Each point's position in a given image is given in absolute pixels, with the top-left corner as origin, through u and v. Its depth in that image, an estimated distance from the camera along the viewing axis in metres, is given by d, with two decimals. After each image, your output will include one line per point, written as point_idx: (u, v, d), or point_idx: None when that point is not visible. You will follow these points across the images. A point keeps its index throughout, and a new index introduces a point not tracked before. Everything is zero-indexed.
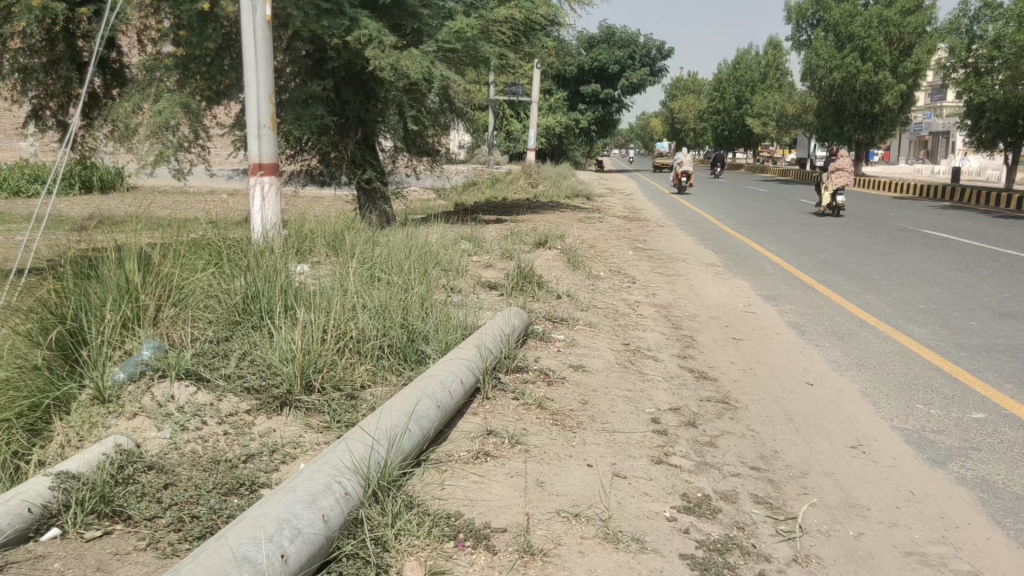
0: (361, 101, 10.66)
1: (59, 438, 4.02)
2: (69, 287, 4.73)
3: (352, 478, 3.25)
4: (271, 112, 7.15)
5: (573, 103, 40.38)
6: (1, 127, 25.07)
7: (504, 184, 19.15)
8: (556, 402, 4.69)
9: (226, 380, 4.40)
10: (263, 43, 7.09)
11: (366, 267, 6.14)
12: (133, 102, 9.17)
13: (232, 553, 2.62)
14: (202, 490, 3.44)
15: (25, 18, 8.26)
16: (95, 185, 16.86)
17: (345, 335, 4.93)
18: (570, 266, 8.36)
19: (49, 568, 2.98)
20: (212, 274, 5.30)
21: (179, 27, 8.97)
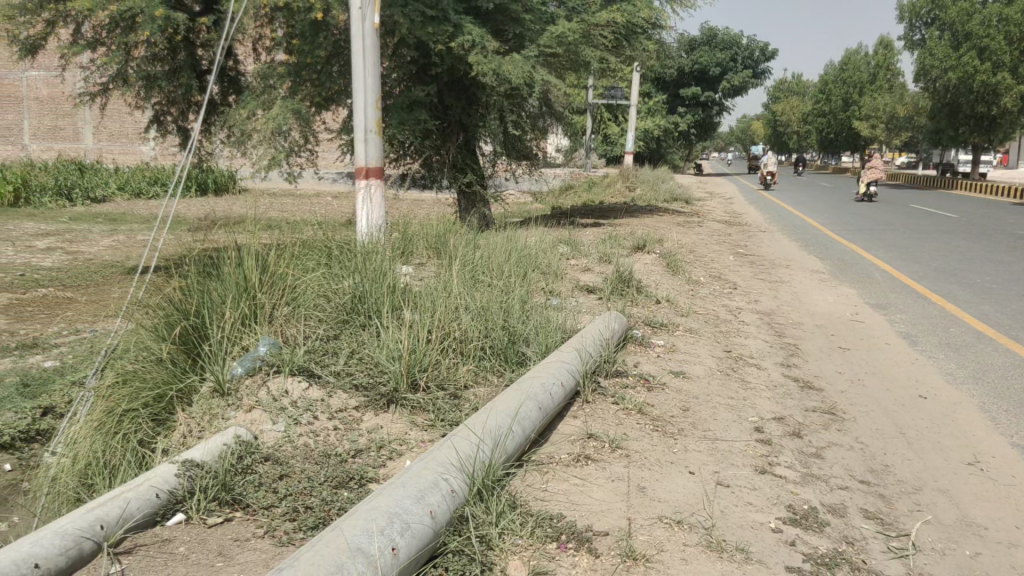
0: (463, 106, 10.86)
1: (182, 429, 4.27)
2: (192, 285, 4.98)
3: (458, 476, 3.32)
4: (377, 117, 7.34)
5: (672, 106, 39.96)
6: (126, 132, 26.52)
7: (601, 187, 19.10)
8: (657, 407, 4.67)
9: (335, 377, 4.56)
10: (371, 50, 7.30)
11: (467, 269, 6.26)
12: (249, 109, 9.50)
13: (347, 545, 2.72)
14: (315, 483, 3.59)
15: (149, 28, 8.71)
16: (209, 187, 17.64)
17: (449, 336, 5.03)
18: (670, 270, 8.30)
19: (175, 551, 3.16)
20: (323, 273, 5.50)
21: (292, 36, 9.45)
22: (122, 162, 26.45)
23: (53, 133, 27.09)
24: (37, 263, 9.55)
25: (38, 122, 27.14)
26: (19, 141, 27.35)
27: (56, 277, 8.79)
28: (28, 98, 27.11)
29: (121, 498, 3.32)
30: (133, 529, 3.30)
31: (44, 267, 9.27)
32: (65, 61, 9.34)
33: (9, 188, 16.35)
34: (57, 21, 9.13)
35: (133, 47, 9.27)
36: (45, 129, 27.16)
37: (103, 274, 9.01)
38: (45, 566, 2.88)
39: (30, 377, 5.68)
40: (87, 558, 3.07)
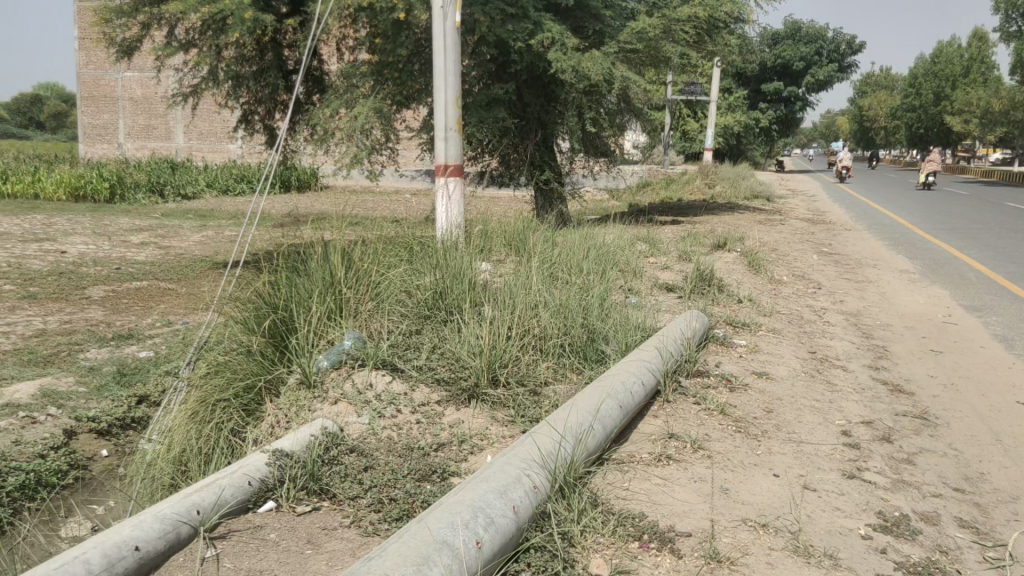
0: (541, 103, 10.88)
1: (271, 419, 4.40)
2: (281, 279, 5.12)
3: (540, 472, 3.33)
4: (458, 116, 7.37)
5: (753, 101, 39.22)
6: (215, 131, 27.35)
7: (680, 184, 18.83)
8: (739, 408, 4.59)
9: (418, 371, 4.66)
10: (452, 49, 7.36)
11: (547, 267, 6.26)
12: (332, 108, 9.72)
13: (433, 536, 2.77)
14: (398, 475, 3.65)
15: (239, 30, 8.96)
16: (292, 184, 18.05)
17: (528, 333, 5.06)
18: (752, 269, 8.15)
19: (267, 538, 3.25)
20: (405, 269, 5.57)
21: (375, 37, 9.63)
22: (211, 159, 27.35)
23: (148, 132, 28.21)
24: (132, 256, 9.95)
25: (132, 122, 28.27)
26: (115, 140, 28.52)
27: (150, 271, 9.15)
28: (123, 98, 28.20)
29: (216, 486, 3.43)
30: (227, 515, 3.40)
31: (139, 261, 9.65)
32: (160, 62, 9.69)
33: (106, 184, 17.07)
34: (152, 23, 9.47)
35: (223, 47, 9.56)
36: (139, 128, 28.27)
37: (195, 269, 9.34)
38: (145, 548, 2.98)
39: (126, 367, 5.93)
40: (185, 542, 3.17)
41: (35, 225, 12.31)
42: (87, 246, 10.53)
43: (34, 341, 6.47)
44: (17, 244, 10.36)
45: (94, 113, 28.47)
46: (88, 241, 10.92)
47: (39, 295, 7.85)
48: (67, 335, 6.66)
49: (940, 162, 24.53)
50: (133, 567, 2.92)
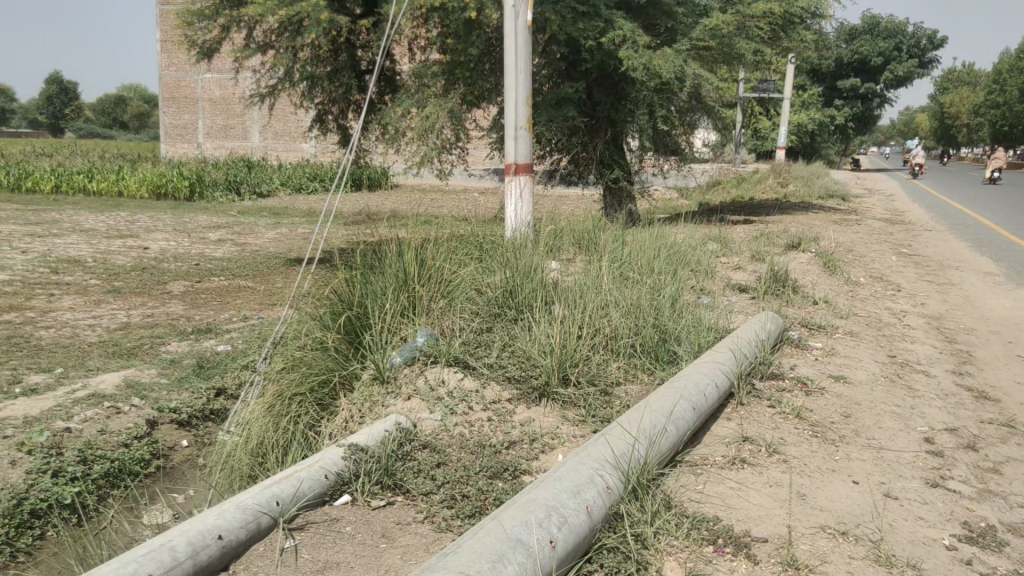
0: (612, 101, 10.81)
1: (345, 414, 4.49)
2: (356, 276, 5.21)
3: (613, 473, 3.31)
4: (528, 115, 7.37)
5: (828, 98, 38.31)
6: (290, 131, 27.96)
7: (751, 183, 18.50)
8: (816, 413, 4.49)
9: (489, 369, 4.69)
10: (523, 48, 7.34)
11: (618, 267, 6.23)
12: (403, 107, 9.84)
13: (508, 534, 2.78)
14: (471, 472, 3.69)
15: (315, 31, 9.14)
16: (364, 183, 18.32)
17: (598, 332, 5.04)
18: (828, 270, 7.96)
19: (343, 531, 3.31)
20: (476, 268, 5.61)
21: (446, 36, 9.71)
22: (285, 158, 27.95)
23: (225, 132, 28.99)
24: (210, 253, 10.24)
25: (211, 122, 29.08)
26: (194, 140, 29.39)
27: (227, 267, 9.39)
28: (203, 99, 29.02)
29: (295, 477, 3.51)
30: (305, 507, 3.47)
31: (217, 258, 9.92)
32: (238, 63, 9.93)
33: (186, 182, 17.61)
34: (232, 25, 9.72)
35: (299, 49, 9.77)
36: (218, 128, 29.05)
37: (269, 265, 9.56)
38: (228, 537, 3.04)
39: (205, 360, 6.10)
40: (265, 532, 3.23)
41: (120, 222, 12.78)
42: (168, 243, 10.87)
43: (119, 334, 6.71)
44: (103, 240, 10.76)
45: (174, 113, 29.36)
46: (169, 238, 11.27)
47: (123, 289, 8.13)
48: (150, 329, 6.89)
49: (1007, 159, 24.91)
50: (217, 555, 2.98)
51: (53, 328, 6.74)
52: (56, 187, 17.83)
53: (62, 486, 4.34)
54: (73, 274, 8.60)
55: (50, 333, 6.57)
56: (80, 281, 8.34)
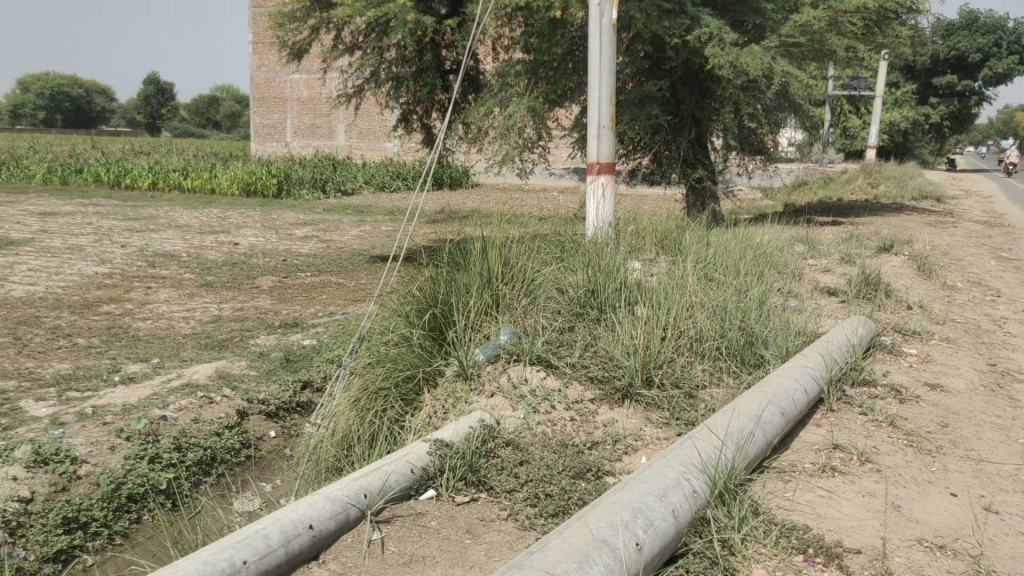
0: (696, 100, 10.64)
1: (430, 410, 4.55)
2: (442, 274, 5.26)
3: (700, 477, 3.27)
4: (611, 112, 7.29)
5: (922, 96, 37.03)
6: (374, 130, 28.47)
7: (839, 183, 17.99)
8: (911, 421, 4.34)
9: (571, 368, 4.68)
10: (608, 46, 7.23)
11: (702, 268, 6.14)
12: (486, 107, 9.91)
13: (594, 535, 2.77)
14: (554, 471, 3.70)
15: (401, 32, 9.27)
16: (445, 182, 18.52)
17: (682, 334, 4.98)
18: (922, 275, 7.68)
19: (428, 525, 3.36)
20: (559, 267, 5.60)
21: (530, 35, 9.71)
22: (370, 157, 28.50)
23: (312, 131, 29.67)
24: (298, 249, 10.49)
25: (299, 121, 29.81)
26: (284, 139, 30.18)
27: (313, 263, 9.61)
28: (292, 99, 29.79)
29: (382, 471, 3.56)
30: (392, 500, 3.52)
31: (304, 254, 10.15)
32: (327, 64, 10.15)
33: (274, 180, 18.11)
34: (321, 27, 9.96)
35: (385, 50, 9.94)
36: (305, 128, 29.76)
37: (353, 262, 9.75)
38: (318, 527, 3.10)
39: (293, 354, 6.26)
40: (353, 523, 3.29)
41: (212, 218, 13.23)
42: (257, 239, 11.19)
43: (211, 326, 6.94)
44: (196, 236, 11.14)
45: (265, 113, 30.21)
46: (258, 234, 11.59)
47: (215, 283, 8.41)
48: (240, 322, 7.10)
49: None
50: (308, 544, 3.04)
51: (150, 320, 7.02)
52: (153, 184, 18.56)
53: (158, 472, 4.52)
54: (169, 268, 8.93)
55: (147, 325, 6.84)
56: (176, 275, 8.66)
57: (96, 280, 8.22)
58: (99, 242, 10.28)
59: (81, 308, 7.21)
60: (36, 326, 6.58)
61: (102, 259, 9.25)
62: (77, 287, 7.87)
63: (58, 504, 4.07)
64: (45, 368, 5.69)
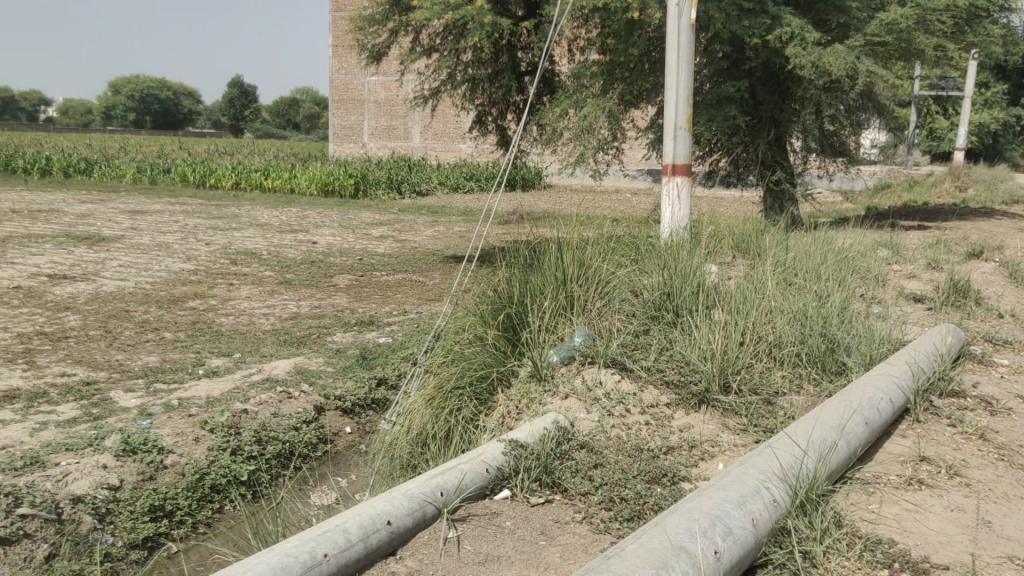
0: (776, 101, 10.42)
1: (503, 410, 4.58)
2: (516, 275, 5.26)
3: (780, 486, 3.20)
4: (688, 114, 7.16)
5: (1014, 96, 35.59)
6: (449, 131, 28.74)
7: (925, 186, 17.39)
8: (1002, 434, 4.17)
9: (646, 371, 4.63)
10: (687, 46, 7.09)
11: (781, 271, 6.00)
12: (561, 108, 9.91)
13: (672, 541, 2.74)
14: (629, 475, 3.69)
15: (478, 34, 9.34)
16: (519, 183, 18.56)
17: (761, 340, 4.88)
18: (1014, 282, 7.38)
19: (503, 525, 3.38)
20: (634, 269, 5.55)
21: (606, 36, 9.66)
22: (444, 158, 28.77)
23: (388, 132, 30.11)
24: (373, 249, 10.66)
25: (376, 122, 30.29)
26: (361, 140, 30.67)
27: (389, 262, 9.74)
28: (369, 101, 30.29)
29: (458, 470, 3.58)
30: (468, 499, 3.55)
31: (380, 253, 10.30)
32: (405, 67, 10.28)
33: (352, 181, 18.44)
34: (400, 30, 10.11)
35: (462, 52, 10.02)
36: (382, 128, 30.22)
37: (428, 262, 9.86)
38: (396, 523, 3.14)
39: (369, 351, 6.35)
40: (430, 521, 3.32)
41: (292, 217, 13.53)
42: (334, 238, 11.41)
43: (290, 323, 7.10)
44: (276, 235, 11.42)
45: (344, 115, 30.81)
46: (336, 234, 11.81)
47: (295, 281, 8.60)
48: (318, 319, 7.25)
49: None
50: (386, 539, 3.08)
51: (232, 316, 7.22)
52: (236, 183, 19.08)
53: (239, 464, 4.65)
54: (250, 266, 9.17)
55: (230, 321, 7.05)
56: (257, 272, 8.88)
57: (182, 277, 8.51)
58: (185, 239, 10.63)
59: (168, 303, 7.47)
60: (126, 320, 6.84)
61: (188, 256, 9.57)
62: (164, 283, 8.15)
63: (145, 493, 4.22)
64: (134, 361, 5.90)
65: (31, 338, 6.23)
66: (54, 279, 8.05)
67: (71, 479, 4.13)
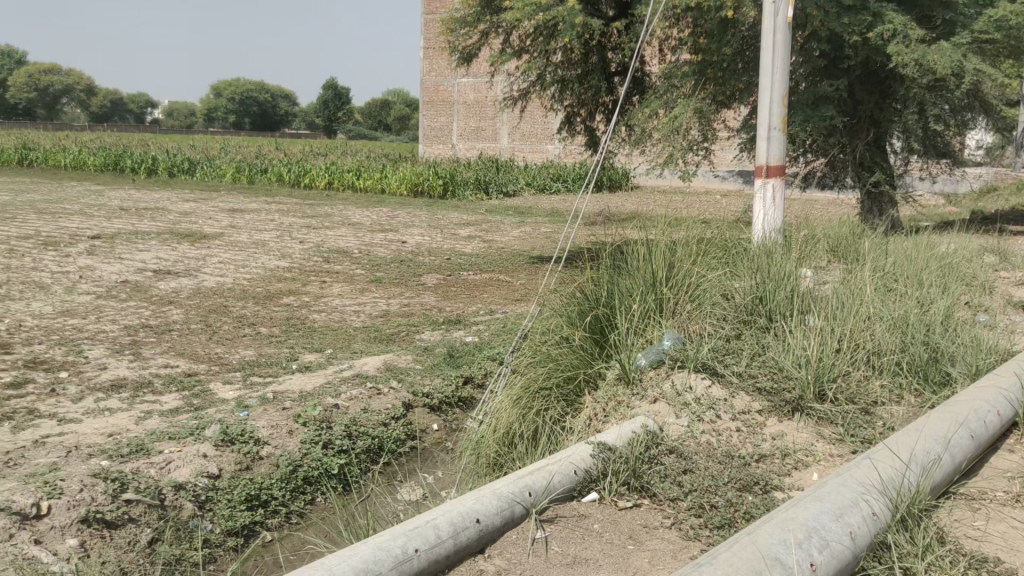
0: (876, 100, 10.08)
1: (590, 412, 4.57)
2: (604, 277, 5.21)
3: (879, 499, 3.09)
4: (783, 114, 6.99)
5: None
6: (536, 132, 28.84)
7: None
8: None
9: (738, 377, 4.54)
10: (783, 45, 6.91)
11: (880, 277, 5.81)
12: (651, 108, 9.82)
13: (765, 552, 2.67)
14: (719, 482, 3.64)
15: (569, 35, 9.33)
16: (606, 184, 18.47)
17: (859, 348, 4.74)
18: None
19: (591, 528, 3.37)
20: (726, 271, 5.45)
21: (698, 36, 9.52)
22: (531, 159, 28.87)
23: (477, 133, 30.37)
24: (461, 249, 10.78)
25: (465, 124, 30.58)
26: (450, 141, 31.03)
27: (477, 263, 9.82)
28: (459, 102, 30.59)
29: (546, 470, 3.58)
30: (556, 500, 3.54)
31: (467, 253, 10.40)
32: (495, 68, 10.36)
33: (441, 181, 18.69)
34: (491, 32, 10.21)
35: (552, 53, 10.03)
36: (471, 130, 30.50)
37: (514, 262, 9.89)
38: (485, 522, 3.16)
39: (456, 350, 6.42)
40: (519, 520, 3.33)
41: (383, 217, 13.81)
42: (423, 238, 11.58)
43: (381, 321, 7.24)
44: (367, 234, 11.67)
45: (433, 116, 31.23)
46: (424, 233, 12.00)
47: (384, 279, 8.77)
48: (407, 317, 7.37)
49: None
50: (475, 537, 3.10)
51: (324, 312, 7.40)
52: (329, 183, 19.58)
53: (331, 457, 4.77)
54: (342, 264, 9.39)
55: (322, 317, 7.23)
56: (348, 270, 9.09)
57: (278, 274, 8.76)
58: (281, 237, 10.96)
59: (264, 299, 7.71)
60: (224, 315, 7.09)
61: (283, 253, 9.86)
62: (261, 280, 8.42)
63: (242, 482, 4.37)
64: (232, 355, 6.12)
65: (137, 330, 6.52)
66: (159, 275, 8.41)
67: (173, 467, 4.30)
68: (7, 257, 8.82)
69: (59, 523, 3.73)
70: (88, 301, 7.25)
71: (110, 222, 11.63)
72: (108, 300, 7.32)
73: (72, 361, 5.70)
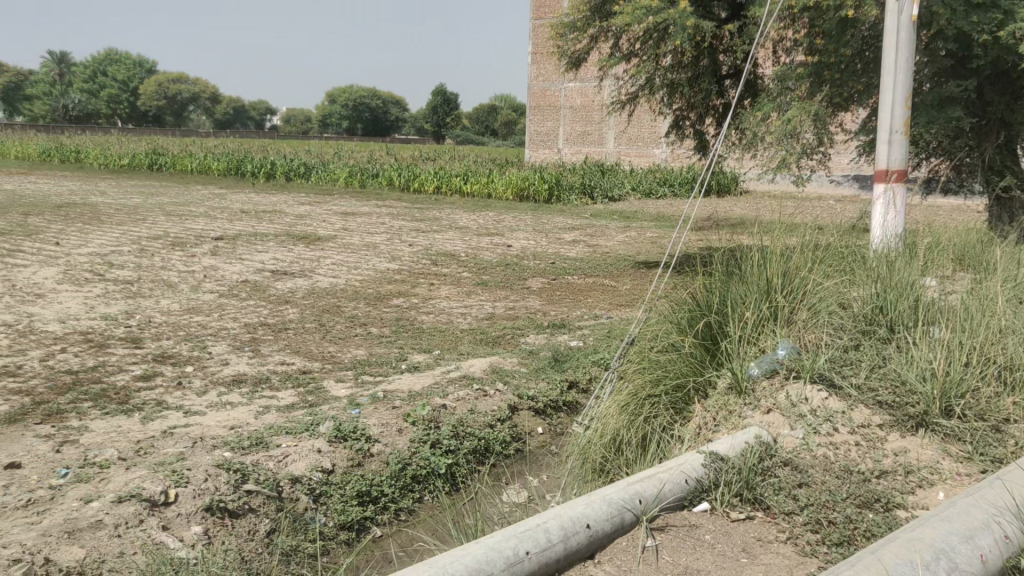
0: (1007, 101, 9.52)
1: (700, 420, 4.50)
2: (715, 284, 5.10)
3: (1013, 522, 2.92)
4: (906, 116, 6.68)
5: None
6: (642, 137, 28.60)
7: None
8: None
9: (857, 390, 4.36)
10: (907, 43, 6.59)
11: (1012, 287, 5.49)
12: (764, 111, 9.59)
13: (889, 570, 2.57)
14: (838, 497, 3.52)
15: (680, 38, 9.22)
16: (714, 189, 18.12)
17: (990, 362, 4.50)
18: None
19: (703, 538, 3.32)
20: (843, 279, 5.24)
21: (815, 37, 9.24)
22: (637, 163, 28.65)
23: (583, 138, 30.32)
24: (566, 253, 10.78)
25: (571, 128, 30.57)
26: (555, 145, 31.09)
27: (582, 266, 9.83)
28: (565, 107, 30.60)
29: (656, 478, 3.53)
30: (666, 508, 3.49)
31: (572, 258, 10.41)
32: (603, 72, 10.32)
33: (546, 186, 18.69)
34: (600, 36, 10.18)
35: (661, 57, 9.92)
36: (577, 135, 30.48)
37: (619, 266, 9.84)
38: (595, 527, 3.14)
39: (561, 354, 6.41)
40: (629, 527, 3.30)
41: (489, 221, 13.96)
42: (528, 241, 11.64)
43: (487, 323, 7.32)
44: (474, 237, 11.81)
45: (539, 121, 31.32)
46: (530, 237, 12.05)
47: (490, 282, 8.85)
48: (512, 320, 7.43)
49: None
50: (585, 542, 3.09)
51: (432, 314, 7.53)
52: (437, 188, 19.93)
53: (438, 456, 4.84)
54: (449, 266, 9.54)
55: (430, 318, 7.36)
56: (456, 273, 9.21)
57: (387, 275, 8.97)
58: (392, 240, 11.22)
59: (375, 300, 7.90)
60: (337, 315, 7.31)
61: (393, 256, 10.08)
62: (372, 281, 8.63)
63: (354, 478, 4.49)
64: (345, 354, 6.29)
65: (256, 328, 6.79)
66: (276, 275, 8.74)
67: (290, 460, 4.45)
68: (139, 256, 9.34)
69: (185, 511, 3.92)
70: (211, 299, 7.60)
71: (233, 224, 12.17)
72: (230, 299, 7.65)
73: (197, 356, 5.99)
